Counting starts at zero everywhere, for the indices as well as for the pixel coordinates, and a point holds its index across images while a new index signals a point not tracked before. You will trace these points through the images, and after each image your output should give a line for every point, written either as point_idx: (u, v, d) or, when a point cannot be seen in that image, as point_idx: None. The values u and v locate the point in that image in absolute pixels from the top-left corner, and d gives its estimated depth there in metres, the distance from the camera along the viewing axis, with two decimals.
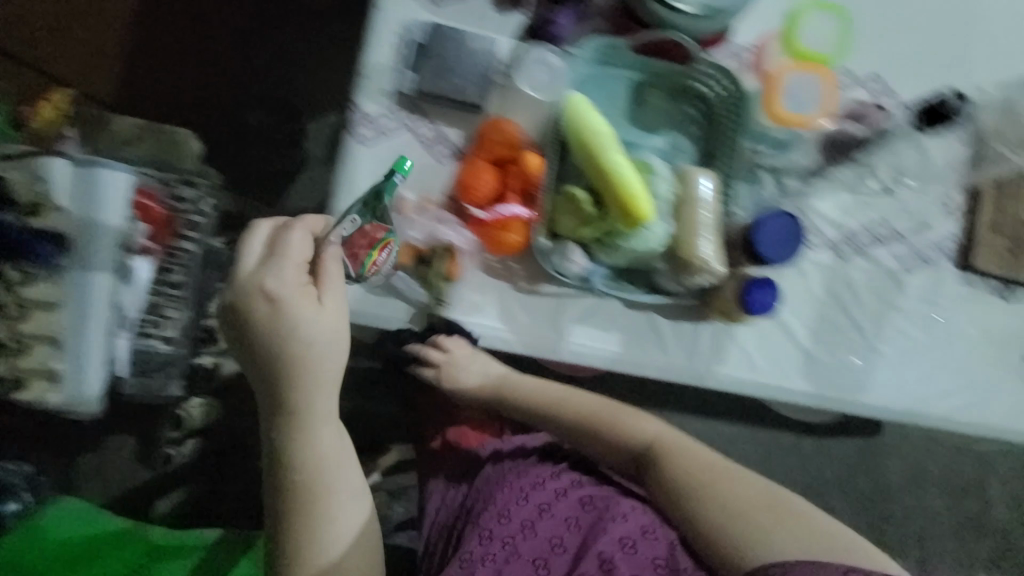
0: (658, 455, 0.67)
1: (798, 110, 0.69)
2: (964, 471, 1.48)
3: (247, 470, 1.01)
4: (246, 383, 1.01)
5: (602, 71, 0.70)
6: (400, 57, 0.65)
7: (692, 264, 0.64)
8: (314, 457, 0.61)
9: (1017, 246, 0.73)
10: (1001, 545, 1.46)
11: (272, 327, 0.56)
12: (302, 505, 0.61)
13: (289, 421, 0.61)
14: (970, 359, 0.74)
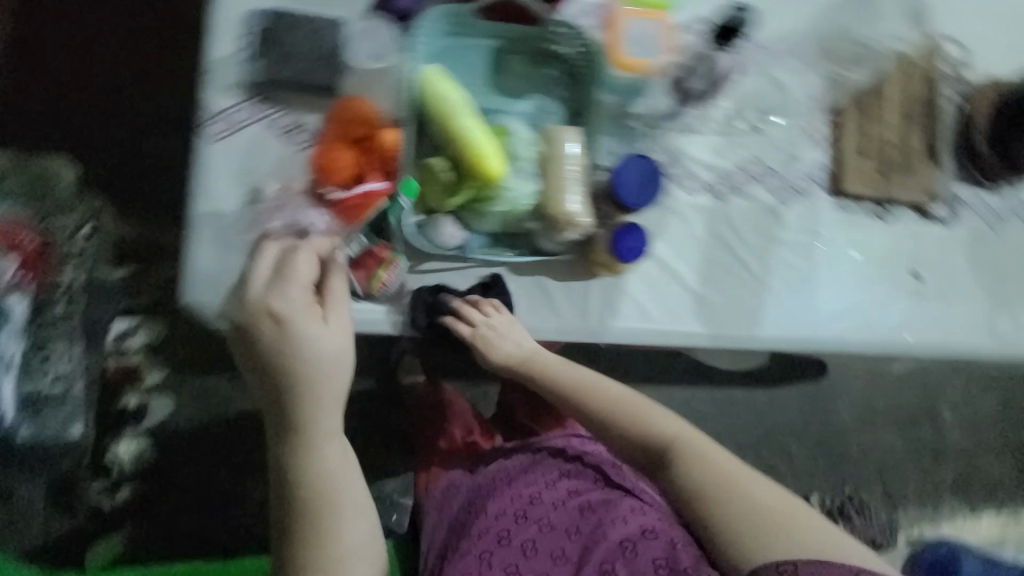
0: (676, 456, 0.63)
1: (641, 56, 0.70)
2: (909, 399, 1.56)
3: (179, 507, 1.09)
4: (175, 427, 1.09)
5: (457, 41, 0.70)
6: (243, 47, 0.65)
7: (560, 219, 0.65)
8: (320, 479, 0.58)
9: (885, 168, 0.79)
10: (956, 464, 1.55)
11: (279, 343, 0.56)
12: (314, 527, 0.58)
13: (296, 442, 0.58)
14: (853, 280, 0.79)
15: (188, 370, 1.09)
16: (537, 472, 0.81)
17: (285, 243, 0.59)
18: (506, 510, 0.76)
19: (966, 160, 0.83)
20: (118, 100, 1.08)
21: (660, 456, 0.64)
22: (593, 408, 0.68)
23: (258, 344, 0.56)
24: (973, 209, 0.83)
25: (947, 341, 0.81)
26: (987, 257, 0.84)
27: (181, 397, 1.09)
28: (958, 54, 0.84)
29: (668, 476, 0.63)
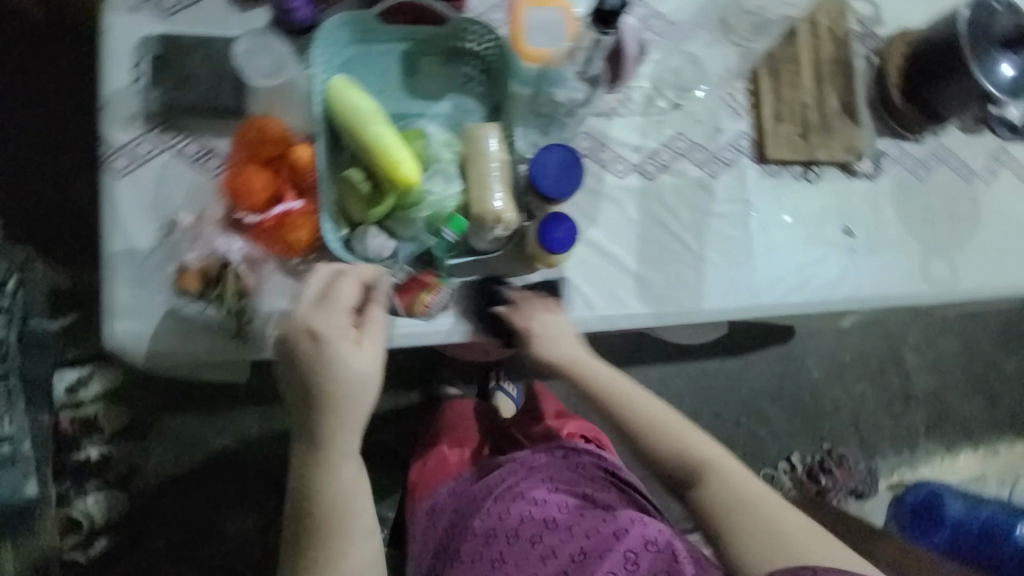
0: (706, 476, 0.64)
1: (547, 44, 0.67)
2: (876, 350, 1.59)
3: (155, 551, 1.08)
4: (143, 471, 1.09)
5: (365, 49, 0.69)
6: (138, 77, 0.64)
7: (486, 218, 0.64)
8: (340, 495, 0.59)
9: (805, 131, 0.80)
10: (927, 407, 1.58)
11: (318, 362, 0.57)
12: (331, 542, 0.57)
13: (318, 459, 0.59)
14: (788, 244, 0.80)
15: (150, 413, 1.09)
16: (528, 484, 0.77)
17: (334, 267, 0.61)
18: (498, 531, 0.71)
19: (883, 114, 0.86)
20: (43, 145, 1.05)
21: (693, 471, 0.65)
22: (629, 418, 0.68)
23: (297, 361, 0.57)
24: (895, 161, 0.86)
25: (886, 292, 0.83)
26: (913, 205, 0.86)
27: (147, 441, 1.09)
28: (866, 11, 0.86)
29: (698, 490, 0.64)
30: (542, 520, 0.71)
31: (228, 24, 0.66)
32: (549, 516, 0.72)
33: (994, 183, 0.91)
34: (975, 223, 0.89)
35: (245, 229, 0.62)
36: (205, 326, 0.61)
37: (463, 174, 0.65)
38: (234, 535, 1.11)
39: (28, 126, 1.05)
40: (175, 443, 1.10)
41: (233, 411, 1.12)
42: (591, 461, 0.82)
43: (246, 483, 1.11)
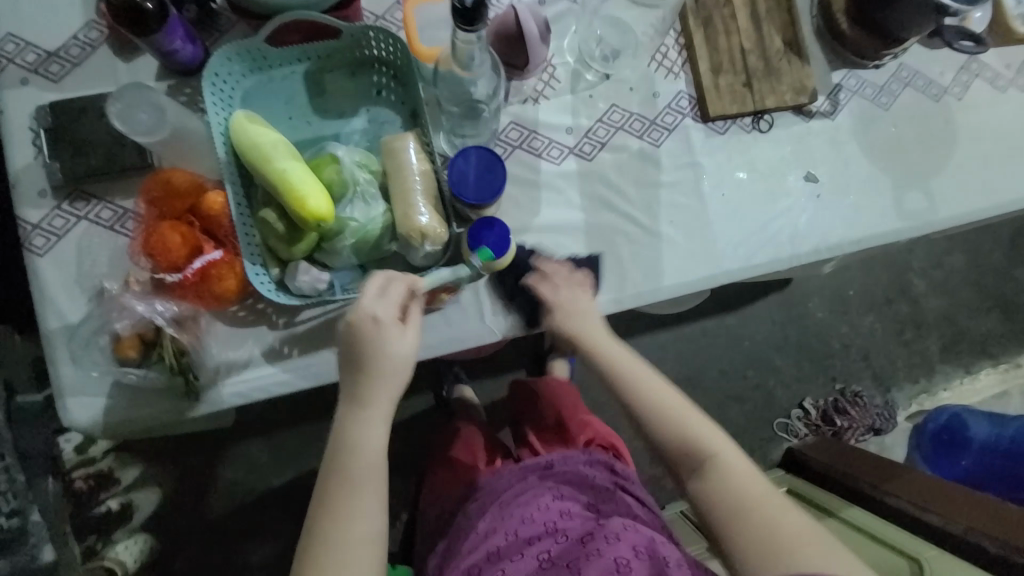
0: (715, 468, 0.56)
1: (434, 42, 0.66)
2: (882, 283, 1.50)
3: None
4: (164, 516, 1.12)
5: (264, 77, 0.66)
6: (39, 150, 0.62)
7: (413, 234, 0.60)
8: (368, 463, 0.55)
9: (749, 79, 0.75)
10: (945, 332, 1.49)
11: (372, 340, 0.56)
12: (357, 504, 0.54)
13: (353, 424, 0.56)
14: (747, 202, 0.76)
15: (165, 458, 1.12)
16: (535, 486, 0.73)
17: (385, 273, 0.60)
18: (497, 531, 0.68)
19: (832, 44, 0.80)
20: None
21: (696, 463, 0.57)
22: (633, 402, 0.60)
23: (353, 338, 0.56)
24: (853, 93, 0.80)
25: (860, 235, 0.79)
26: (878, 137, 0.81)
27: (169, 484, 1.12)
28: None
29: (693, 483, 0.57)
30: (546, 518, 0.67)
31: (122, 81, 0.64)
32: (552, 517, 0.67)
33: (966, 97, 0.84)
34: (951, 144, 0.83)
35: (171, 287, 0.60)
36: (159, 389, 0.61)
37: (384, 192, 0.62)
38: (257, 566, 1.13)
39: None
40: (190, 485, 1.13)
41: (241, 446, 1.16)
42: (604, 470, 0.78)
43: (261, 515, 1.15)
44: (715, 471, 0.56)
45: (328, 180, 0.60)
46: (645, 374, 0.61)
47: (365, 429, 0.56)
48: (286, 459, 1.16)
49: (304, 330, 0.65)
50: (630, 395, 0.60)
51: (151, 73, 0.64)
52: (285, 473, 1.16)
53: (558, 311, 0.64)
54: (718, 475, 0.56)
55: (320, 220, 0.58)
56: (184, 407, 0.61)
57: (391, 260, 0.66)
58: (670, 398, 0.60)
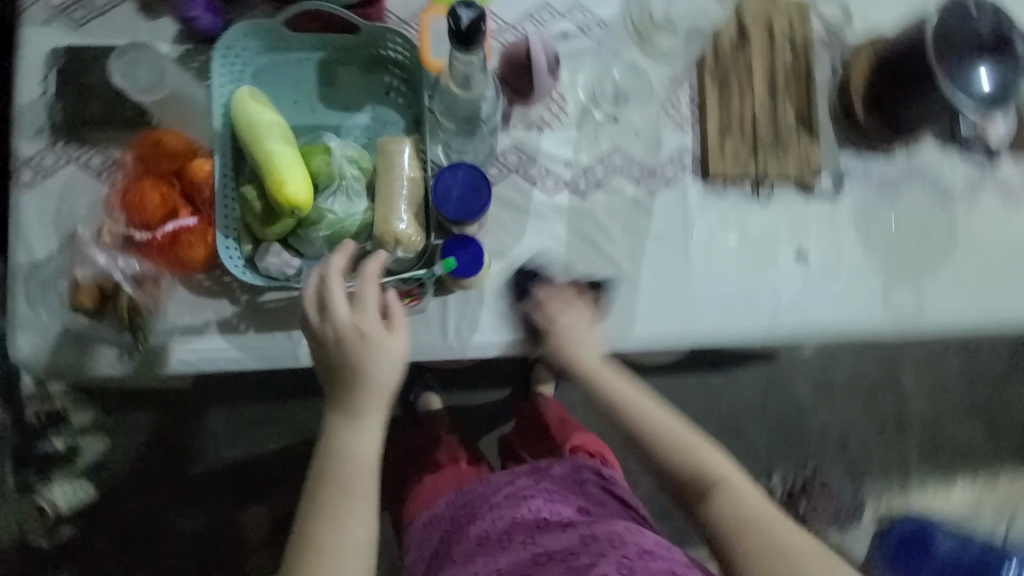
0: (716, 491, 0.58)
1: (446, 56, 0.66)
2: (870, 372, 1.47)
3: (120, 541, 1.11)
4: (110, 463, 1.11)
5: (279, 58, 0.66)
6: (45, 88, 0.62)
7: (387, 238, 0.60)
8: (358, 470, 0.55)
9: (756, 147, 0.75)
10: (925, 434, 1.46)
11: (361, 344, 0.55)
12: (349, 510, 0.53)
13: (343, 431, 0.55)
14: (733, 267, 0.75)
15: (123, 406, 1.12)
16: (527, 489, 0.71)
17: (343, 248, 0.57)
18: (489, 534, 0.67)
19: (846, 128, 0.80)
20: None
21: (701, 485, 0.59)
22: (636, 429, 0.64)
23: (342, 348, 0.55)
24: (859, 180, 0.80)
25: (844, 323, 0.77)
26: (877, 229, 0.80)
27: (120, 433, 1.12)
28: (834, 14, 0.81)
29: (701, 507, 0.58)
30: (535, 519, 0.66)
31: (139, 37, 0.65)
32: (545, 517, 0.67)
33: (974, 203, 0.83)
34: (950, 248, 0.82)
35: (138, 245, 0.60)
36: (106, 342, 0.60)
37: (370, 191, 0.62)
38: (184, 534, 1.12)
39: None
40: (141, 437, 1.13)
41: (203, 411, 1.14)
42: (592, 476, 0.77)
43: (201, 484, 1.13)
44: (718, 493, 0.58)
45: (316, 169, 0.61)
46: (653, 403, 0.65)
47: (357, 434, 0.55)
48: (241, 433, 1.14)
49: (265, 311, 0.64)
50: (628, 420, 0.64)
51: (169, 35, 0.65)
52: (236, 446, 1.14)
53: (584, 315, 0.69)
54: (724, 497, 0.57)
55: (297, 206, 0.58)
56: (127, 365, 0.60)
57: None
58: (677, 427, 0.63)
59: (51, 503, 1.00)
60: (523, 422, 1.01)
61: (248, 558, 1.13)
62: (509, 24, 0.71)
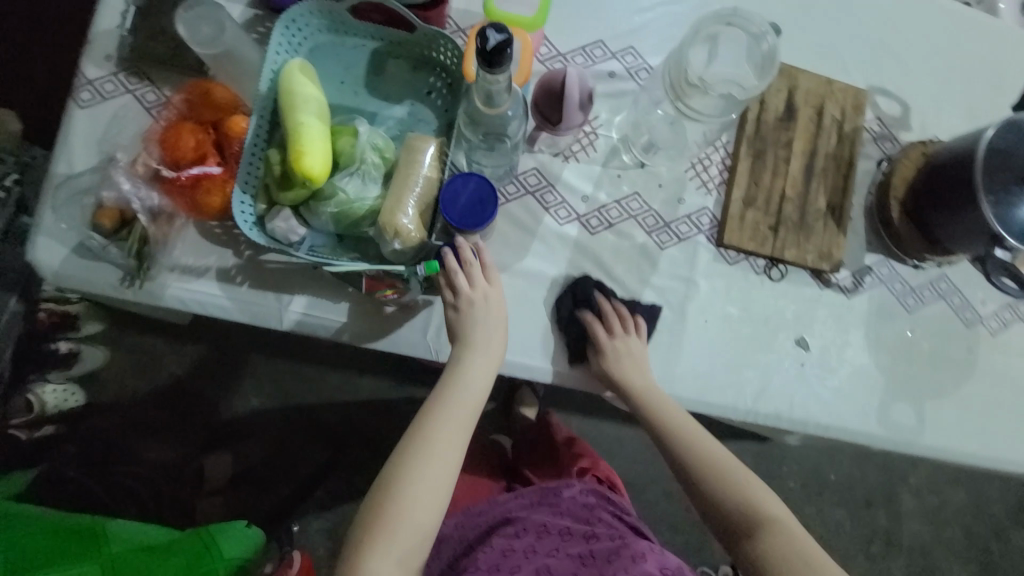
0: (763, 530, 0.58)
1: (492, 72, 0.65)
2: (868, 481, 1.37)
3: (92, 450, 1.14)
4: (106, 374, 1.16)
5: (337, 40, 0.70)
6: (122, 22, 0.68)
7: (388, 229, 0.62)
8: (470, 401, 0.62)
9: (778, 225, 0.73)
10: (914, 562, 1.34)
11: (481, 297, 0.65)
12: (441, 440, 0.59)
13: (461, 374, 0.62)
14: (727, 338, 0.73)
15: (130, 324, 1.17)
16: (537, 510, 0.73)
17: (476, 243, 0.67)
18: (513, 549, 0.66)
19: (877, 228, 0.78)
20: (47, 27, 1.05)
21: (746, 525, 0.59)
22: (687, 466, 0.63)
23: (470, 307, 0.64)
24: (879, 282, 0.77)
25: (831, 424, 0.74)
26: (889, 336, 0.77)
27: (119, 348, 1.16)
28: (893, 111, 0.79)
29: (746, 547, 0.58)
30: (554, 530, 0.69)
31: None
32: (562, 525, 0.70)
33: (1000, 334, 0.79)
34: (965, 375, 0.78)
35: (164, 181, 0.64)
36: (112, 262, 0.64)
37: (386, 181, 0.65)
38: (148, 462, 1.14)
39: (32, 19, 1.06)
40: (138, 358, 1.17)
41: (198, 352, 1.18)
42: (597, 498, 0.78)
43: (177, 417, 1.16)
44: (767, 531, 0.58)
45: (340, 149, 0.63)
46: (707, 443, 0.64)
47: (473, 379, 0.62)
48: (226, 380, 1.18)
49: (263, 270, 0.67)
50: (681, 454, 0.64)
51: None
52: (216, 389, 1.18)
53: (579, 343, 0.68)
54: (768, 535, 0.58)
55: (311, 179, 0.60)
56: (127, 287, 0.64)
57: (365, 244, 0.67)
58: (726, 462, 0.63)
59: (38, 402, 1.05)
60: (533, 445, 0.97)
61: (202, 502, 1.13)
62: (561, 53, 0.73)
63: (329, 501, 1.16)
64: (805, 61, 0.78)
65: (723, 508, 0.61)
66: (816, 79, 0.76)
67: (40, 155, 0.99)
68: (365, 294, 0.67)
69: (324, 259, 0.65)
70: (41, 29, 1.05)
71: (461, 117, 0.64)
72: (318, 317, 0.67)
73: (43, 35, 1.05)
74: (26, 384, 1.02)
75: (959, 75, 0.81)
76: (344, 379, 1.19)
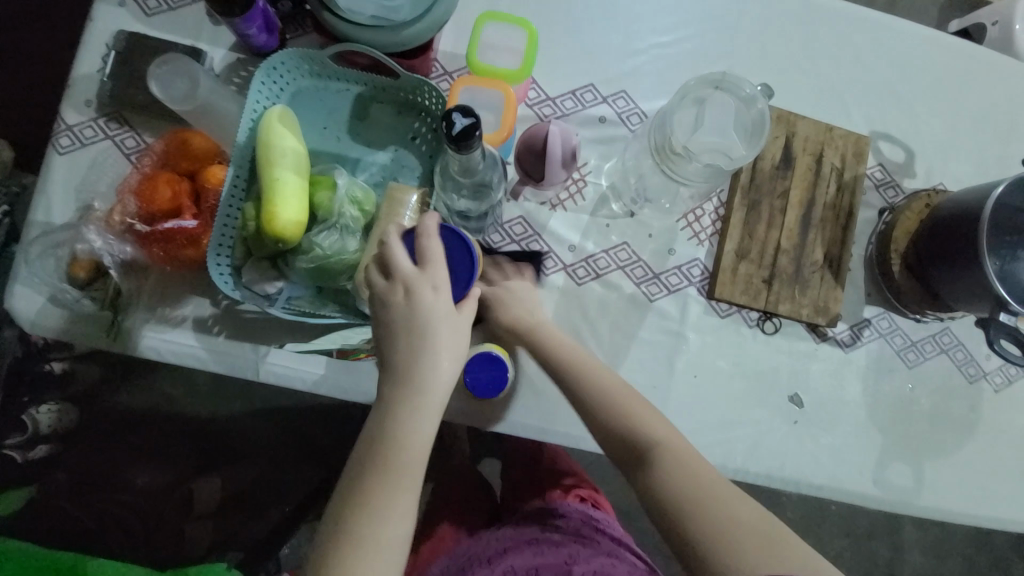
0: (653, 458, 0.52)
1: None
2: (871, 513, 1.31)
3: (85, 472, 1.12)
4: (100, 393, 1.13)
5: (320, 83, 0.68)
6: (103, 66, 0.67)
7: (365, 287, 0.60)
8: (410, 441, 0.50)
9: (773, 277, 0.71)
10: None
11: (404, 311, 0.53)
12: (383, 497, 0.48)
13: (398, 416, 0.50)
14: (716, 395, 0.70)
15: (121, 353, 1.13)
16: (519, 546, 0.70)
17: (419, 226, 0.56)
18: None
19: (876, 279, 0.75)
20: (41, 52, 1.05)
21: (635, 455, 0.54)
22: (579, 388, 0.57)
23: (386, 313, 0.54)
24: (879, 335, 0.75)
25: (825, 483, 0.71)
26: (888, 391, 0.74)
27: (111, 367, 1.13)
28: (896, 156, 0.76)
29: (638, 478, 0.53)
30: (525, 566, 0.66)
31: (199, 37, 0.68)
32: (534, 562, 0.67)
33: (1005, 391, 0.76)
34: (968, 434, 0.75)
35: (137, 234, 0.62)
36: (89, 313, 0.63)
37: (365, 233, 0.63)
38: (135, 489, 1.13)
39: (17, 40, 1.05)
40: (131, 378, 1.14)
41: (187, 372, 1.15)
42: (579, 518, 0.76)
43: (164, 439, 1.14)
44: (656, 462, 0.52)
45: (317, 202, 0.62)
46: (605, 377, 0.57)
47: (415, 409, 0.51)
48: (217, 402, 1.15)
49: (242, 319, 0.66)
50: (576, 393, 0.57)
51: (227, 42, 0.69)
52: (203, 409, 1.15)
53: (559, 399, 0.68)
54: (657, 464, 0.52)
55: (285, 238, 0.59)
56: (101, 338, 0.63)
57: (345, 296, 0.66)
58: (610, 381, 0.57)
59: (32, 423, 1.08)
60: (516, 474, 0.93)
61: (190, 528, 1.12)
62: (550, 97, 0.71)
63: (319, 525, 1.15)
64: (804, 104, 0.75)
65: (615, 436, 0.55)
66: (815, 125, 0.73)
67: (32, 183, 0.99)
68: (337, 356, 0.66)
69: (301, 313, 0.64)
70: (35, 56, 1.05)
71: (439, 173, 0.62)
72: (292, 370, 0.65)
73: (35, 59, 1.05)
74: (22, 406, 1.08)
75: (967, 119, 0.78)
76: (335, 405, 1.16)
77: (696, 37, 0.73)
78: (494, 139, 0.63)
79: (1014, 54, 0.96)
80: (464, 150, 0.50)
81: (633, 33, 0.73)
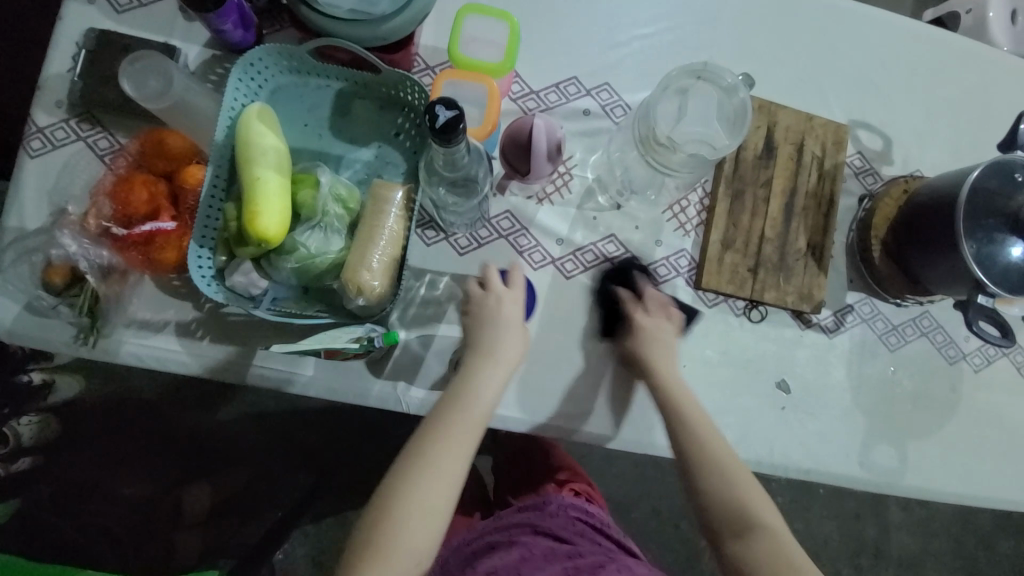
0: (750, 530, 0.58)
1: None
2: (857, 494, 1.34)
3: (70, 484, 1.09)
4: (84, 403, 1.11)
5: (300, 80, 0.67)
6: (73, 65, 0.65)
7: (351, 285, 0.59)
8: (477, 406, 0.58)
9: (758, 266, 0.72)
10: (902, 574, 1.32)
11: (488, 304, 0.62)
12: (444, 445, 0.56)
13: (474, 383, 0.59)
14: (705, 384, 0.71)
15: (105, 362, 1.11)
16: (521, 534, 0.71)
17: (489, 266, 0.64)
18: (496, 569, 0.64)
19: (857, 265, 0.77)
20: (5, 51, 1.02)
21: (735, 524, 0.59)
22: (691, 448, 0.62)
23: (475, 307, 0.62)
24: (862, 320, 0.76)
25: (813, 467, 0.72)
26: (871, 374, 0.75)
27: (96, 377, 1.11)
28: (875, 144, 0.78)
29: (732, 545, 0.59)
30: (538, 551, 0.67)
31: (173, 34, 0.67)
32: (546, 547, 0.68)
33: (984, 371, 0.78)
34: (948, 414, 0.76)
35: (115, 238, 0.61)
36: (67, 320, 0.62)
37: (350, 231, 0.62)
38: (123, 499, 1.10)
39: None
40: (115, 387, 1.12)
41: (171, 379, 1.13)
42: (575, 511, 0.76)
43: (151, 448, 1.12)
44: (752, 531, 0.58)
45: (300, 201, 0.60)
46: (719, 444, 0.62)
47: (485, 382, 0.59)
48: (206, 408, 1.13)
49: (226, 321, 0.65)
50: (691, 453, 0.62)
51: (201, 39, 0.67)
52: (190, 416, 1.13)
53: (551, 393, 0.68)
54: (754, 536, 0.58)
55: (268, 238, 0.58)
56: (78, 346, 0.62)
57: (332, 296, 0.65)
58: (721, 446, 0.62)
59: (13, 435, 1.05)
60: (510, 470, 0.93)
61: (180, 536, 1.11)
62: (534, 91, 0.71)
63: (312, 527, 1.13)
64: (785, 94, 0.76)
65: (715, 498, 0.60)
66: (796, 115, 0.74)
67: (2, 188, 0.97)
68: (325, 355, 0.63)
69: (286, 313, 0.63)
70: None
71: (423, 169, 0.62)
72: (278, 371, 0.64)
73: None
74: None
75: (942, 107, 0.79)
76: (326, 407, 1.15)
77: (677, 28, 0.74)
78: (479, 134, 0.62)
79: (987, 41, 0.99)
80: (449, 143, 0.49)
81: (614, 25, 0.73)
